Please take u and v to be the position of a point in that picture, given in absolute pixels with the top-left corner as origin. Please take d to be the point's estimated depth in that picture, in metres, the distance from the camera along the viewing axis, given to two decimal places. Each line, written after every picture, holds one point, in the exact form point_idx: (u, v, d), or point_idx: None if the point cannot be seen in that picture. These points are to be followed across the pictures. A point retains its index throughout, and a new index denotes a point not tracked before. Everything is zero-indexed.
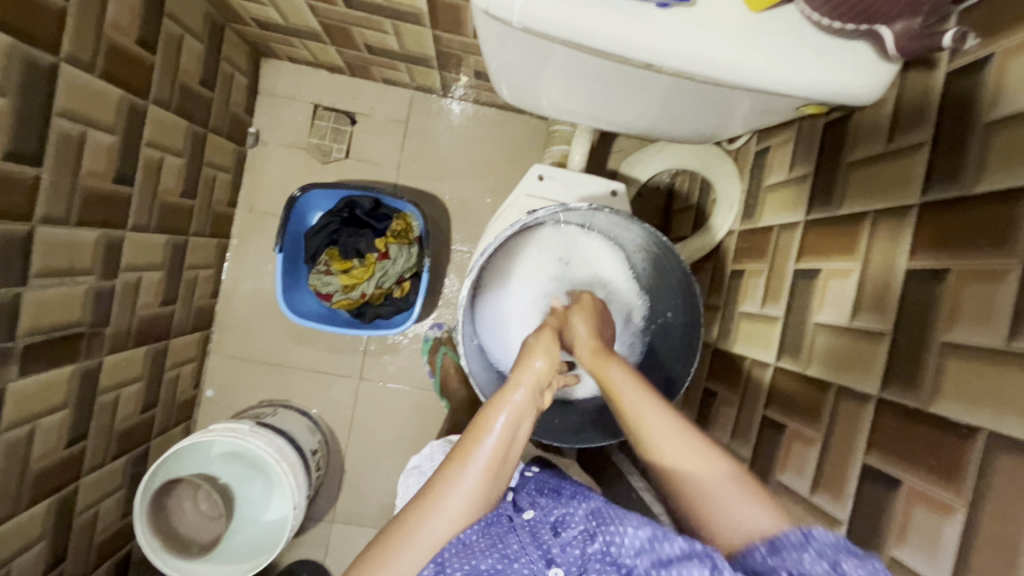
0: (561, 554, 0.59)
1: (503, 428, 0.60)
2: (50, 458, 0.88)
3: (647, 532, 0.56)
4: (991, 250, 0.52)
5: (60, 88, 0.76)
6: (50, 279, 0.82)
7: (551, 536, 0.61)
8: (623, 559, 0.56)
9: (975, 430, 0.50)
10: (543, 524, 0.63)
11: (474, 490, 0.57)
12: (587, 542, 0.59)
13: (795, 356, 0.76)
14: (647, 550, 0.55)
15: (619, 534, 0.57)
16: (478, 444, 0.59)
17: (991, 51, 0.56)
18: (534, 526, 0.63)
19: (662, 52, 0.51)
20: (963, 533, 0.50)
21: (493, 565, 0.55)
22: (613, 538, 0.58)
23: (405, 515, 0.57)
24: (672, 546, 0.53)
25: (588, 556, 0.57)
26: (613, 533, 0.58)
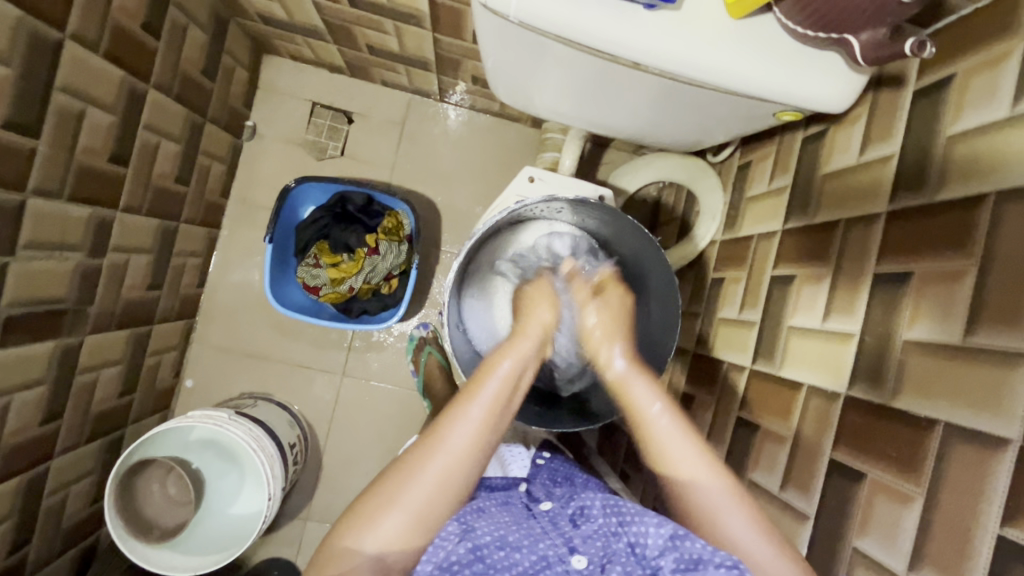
0: (583, 544, 0.59)
1: (507, 374, 0.65)
2: (23, 435, 0.87)
3: (668, 530, 0.56)
4: (951, 252, 0.55)
5: (63, 64, 0.77)
6: (39, 251, 0.83)
7: (571, 527, 0.62)
8: (649, 559, 0.56)
9: (934, 422, 0.52)
10: (563, 517, 0.64)
11: (478, 434, 0.61)
12: (611, 539, 0.59)
13: (769, 358, 0.78)
14: (669, 548, 0.55)
15: (643, 534, 0.57)
16: (483, 399, 0.62)
17: (954, 72, 0.60)
18: (555, 519, 0.63)
19: (650, 51, 0.55)
20: (921, 520, 0.52)
21: (519, 538, 0.57)
22: (637, 538, 0.57)
23: (406, 459, 0.60)
24: (694, 545, 0.54)
25: (613, 551, 0.57)
26: (637, 533, 0.58)
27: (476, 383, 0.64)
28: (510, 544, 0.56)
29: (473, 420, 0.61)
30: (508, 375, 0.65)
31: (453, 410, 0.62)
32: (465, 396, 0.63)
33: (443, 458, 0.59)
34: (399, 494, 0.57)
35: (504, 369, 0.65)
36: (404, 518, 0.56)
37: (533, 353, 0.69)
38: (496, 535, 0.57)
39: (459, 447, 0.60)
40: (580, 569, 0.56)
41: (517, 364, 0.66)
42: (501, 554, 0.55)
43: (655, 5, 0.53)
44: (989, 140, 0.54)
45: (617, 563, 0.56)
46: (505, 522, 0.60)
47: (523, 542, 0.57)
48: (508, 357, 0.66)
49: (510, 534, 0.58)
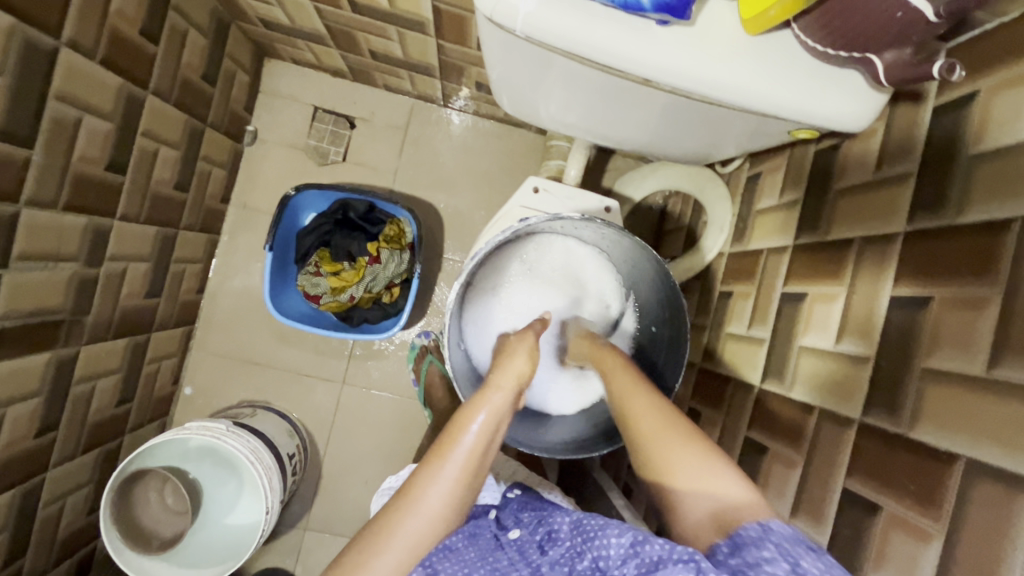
0: (549, 571, 0.58)
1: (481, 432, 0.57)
2: (17, 448, 0.85)
3: (628, 539, 0.53)
4: (974, 279, 0.53)
5: (58, 72, 0.76)
6: (35, 262, 0.81)
7: (538, 554, 0.61)
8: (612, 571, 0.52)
9: (955, 456, 0.50)
10: (531, 544, 0.63)
11: (454, 493, 0.55)
12: (576, 560, 0.57)
13: (779, 378, 0.76)
14: (631, 556, 0.52)
15: (603, 547, 0.55)
16: (460, 453, 0.56)
17: (977, 88, 0.58)
18: (524, 547, 0.63)
19: (661, 68, 0.53)
20: (940, 559, 0.49)
21: None
22: (600, 551, 0.55)
23: (375, 525, 0.54)
24: (654, 547, 0.50)
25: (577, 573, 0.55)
26: (598, 547, 0.55)
27: (451, 433, 0.57)
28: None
29: (450, 477, 0.55)
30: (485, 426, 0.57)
31: (424, 468, 0.55)
32: (438, 453, 0.56)
33: (416, 522, 0.53)
34: (364, 566, 0.51)
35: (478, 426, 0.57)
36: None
37: (510, 406, 0.60)
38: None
39: (433, 509, 0.54)
40: None
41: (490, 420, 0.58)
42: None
43: (667, 21, 0.51)
44: (1017, 161, 0.52)
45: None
46: (470, 558, 0.60)
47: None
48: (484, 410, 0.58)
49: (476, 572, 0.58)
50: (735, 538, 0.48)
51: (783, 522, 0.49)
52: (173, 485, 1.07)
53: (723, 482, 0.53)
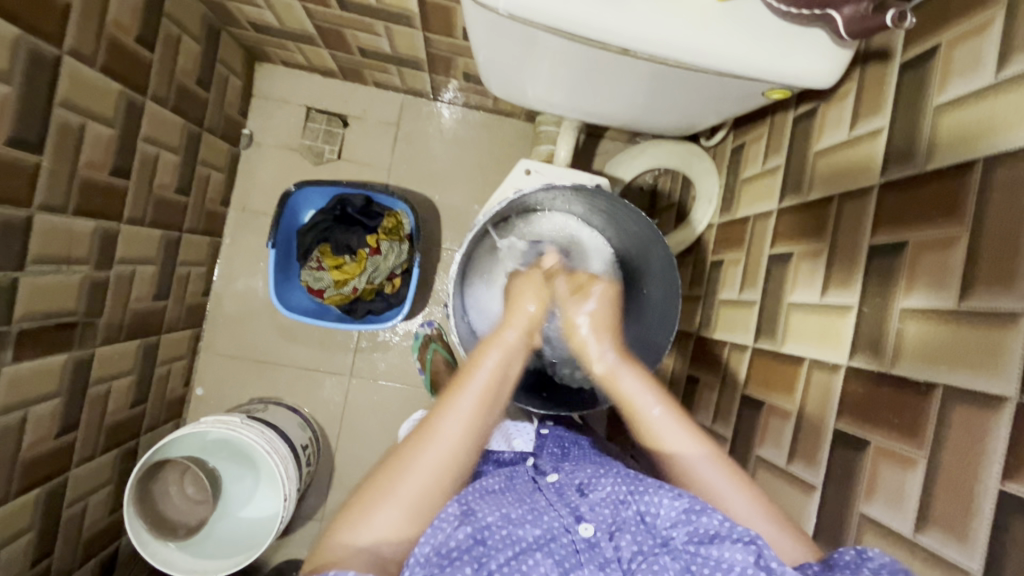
0: (589, 512, 0.60)
1: (490, 372, 0.67)
2: (40, 447, 0.88)
3: (683, 504, 0.57)
4: (943, 220, 0.56)
5: (61, 80, 0.79)
6: (48, 265, 0.84)
7: (578, 497, 0.62)
8: (659, 529, 0.57)
9: (933, 386, 0.53)
10: (570, 486, 0.64)
11: (467, 427, 0.63)
12: (619, 507, 0.59)
13: (771, 335, 0.80)
14: (682, 521, 0.56)
15: (655, 504, 0.58)
16: (473, 389, 0.65)
17: (938, 43, 0.61)
18: (562, 490, 0.64)
19: (638, 36, 0.55)
20: (924, 482, 0.53)
21: (523, 514, 0.58)
22: (648, 507, 0.58)
23: (399, 454, 0.62)
24: (712, 521, 0.55)
25: (622, 518, 0.58)
26: (648, 503, 0.58)
27: (465, 372, 0.67)
28: (512, 522, 0.57)
29: (463, 412, 0.64)
30: (494, 369, 0.67)
31: (443, 403, 0.64)
32: (454, 392, 0.65)
33: (436, 451, 0.61)
34: (391, 489, 0.59)
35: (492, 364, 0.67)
36: (399, 512, 0.58)
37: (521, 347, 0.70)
38: (499, 515, 0.57)
39: (451, 439, 0.62)
40: (588, 537, 0.57)
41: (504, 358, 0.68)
42: (504, 531, 0.55)
43: None
44: (978, 107, 0.55)
45: (626, 532, 0.57)
46: (508, 500, 0.60)
47: (527, 517, 0.57)
48: (494, 351, 0.68)
49: (513, 511, 0.58)
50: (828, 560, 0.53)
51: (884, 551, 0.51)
52: (194, 475, 1.12)
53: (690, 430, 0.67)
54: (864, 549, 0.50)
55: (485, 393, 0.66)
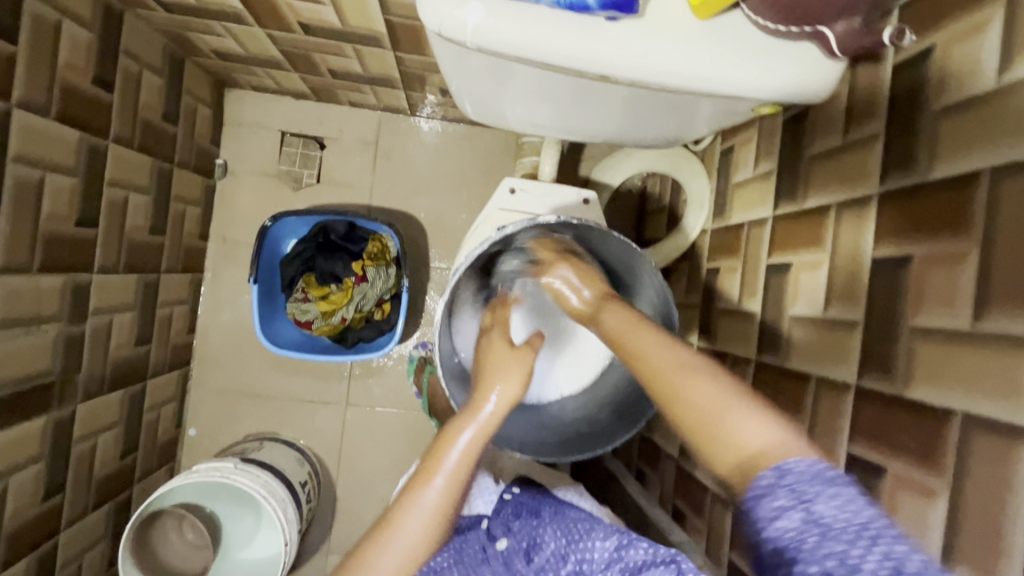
0: None
1: (461, 454, 0.59)
2: (25, 514, 0.85)
3: (614, 543, 0.63)
4: (951, 234, 0.53)
5: (13, 133, 0.74)
6: (16, 327, 0.80)
7: (524, 564, 0.67)
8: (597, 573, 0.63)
9: (950, 412, 0.51)
10: (517, 554, 0.69)
11: (433, 521, 0.57)
12: (559, 564, 0.65)
13: (774, 349, 0.77)
14: (615, 559, 0.62)
15: (589, 551, 0.65)
16: (442, 476, 0.58)
17: (933, 44, 0.58)
18: (509, 559, 0.68)
19: (616, 64, 0.52)
20: (947, 513, 0.50)
21: None
22: (584, 554, 0.65)
23: (361, 551, 0.56)
24: (637, 552, 0.61)
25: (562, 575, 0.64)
26: (583, 550, 0.65)
27: (434, 456, 0.59)
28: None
29: (428, 505, 0.57)
30: (467, 449, 0.60)
31: (408, 495, 0.58)
32: (422, 476, 0.58)
33: (397, 552, 0.55)
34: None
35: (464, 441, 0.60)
36: None
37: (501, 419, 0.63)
38: None
39: (416, 535, 0.56)
40: None
41: (477, 438, 0.60)
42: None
43: (617, 17, 0.51)
44: (980, 113, 0.52)
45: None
46: None
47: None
48: (467, 431, 0.61)
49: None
50: (751, 485, 0.43)
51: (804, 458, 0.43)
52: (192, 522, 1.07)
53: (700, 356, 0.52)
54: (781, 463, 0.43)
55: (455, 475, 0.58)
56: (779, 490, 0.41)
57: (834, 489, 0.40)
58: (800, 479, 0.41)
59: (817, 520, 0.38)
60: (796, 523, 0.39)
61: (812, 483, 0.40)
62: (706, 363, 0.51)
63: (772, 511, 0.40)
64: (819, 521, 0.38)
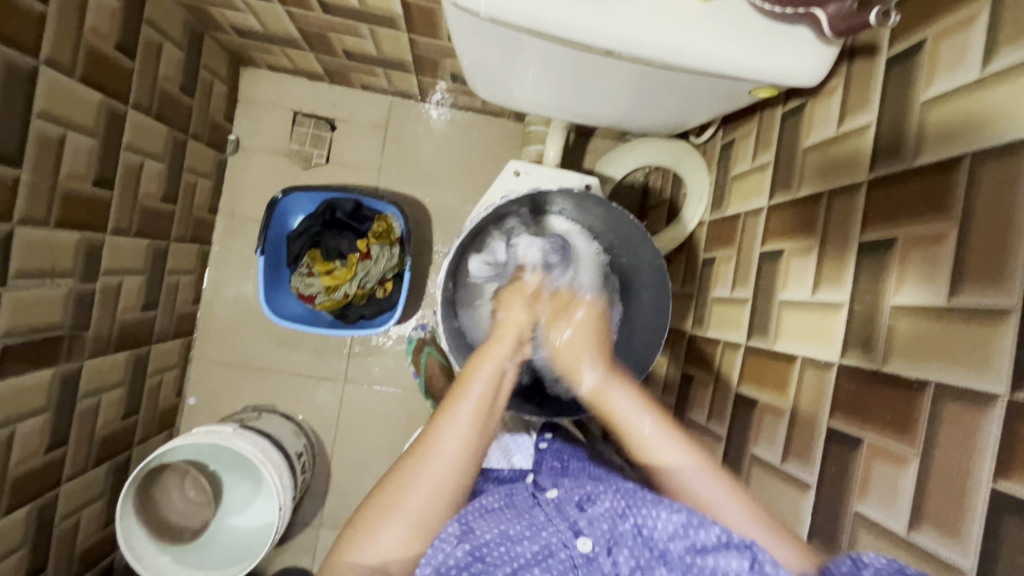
0: (588, 527, 0.59)
1: (488, 386, 0.67)
2: (29, 463, 0.87)
3: (681, 518, 0.57)
4: (932, 216, 0.56)
5: (39, 90, 0.77)
6: (31, 278, 0.83)
7: (577, 511, 0.61)
8: (657, 542, 0.57)
9: (924, 383, 0.53)
10: (569, 502, 0.63)
11: (468, 440, 0.63)
12: (618, 521, 0.59)
13: (764, 334, 0.80)
14: (680, 534, 0.57)
15: (652, 517, 0.58)
16: (473, 403, 0.65)
17: (924, 37, 0.61)
18: (561, 506, 0.63)
19: (621, 39, 0.55)
20: (917, 481, 0.52)
21: (521, 531, 0.58)
22: (645, 520, 0.58)
23: (401, 467, 0.61)
24: (708, 534, 0.56)
25: (619, 533, 0.58)
26: (644, 516, 0.58)
27: (461, 385, 0.67)
28: (511, 538, 0.57)
29: (462, 424, 0.63)
30: (490, 379, 0.67)
31: (441, 419, 0.64)
32: (451, 402, 0.65)
33: (437, 465, 0.61)
34: (398, 500, 0.59)
35: (486, 376, 0.67)
36: (402, 529, 0.58)
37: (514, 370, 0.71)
38: (497, 532, 0.58)
39: (449, 457, 0.62)
40: (585, 553, 0.56)
41: (496, 371, 0.68)
42: (501, 548, 0.56)
43: None
44: (965, 102, 0.54)
45: (624, 546, 0.57)
46: (507, 517, 0.60)
47: (524, 534, 0.58)
48: (487, 363, 0.69)
49: (512, 527, 0.59)
50: (857, 561, 0.50)
51: (879, 554, 0.50)
52: (195, 478, 1.12)
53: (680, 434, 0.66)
54: (859, 555, 0.50)
55: (485, 398, 0.66)
56: (860, 573, 0.49)
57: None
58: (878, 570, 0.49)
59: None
60: None
61: (890, 575, 0.48)
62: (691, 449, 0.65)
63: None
64: None
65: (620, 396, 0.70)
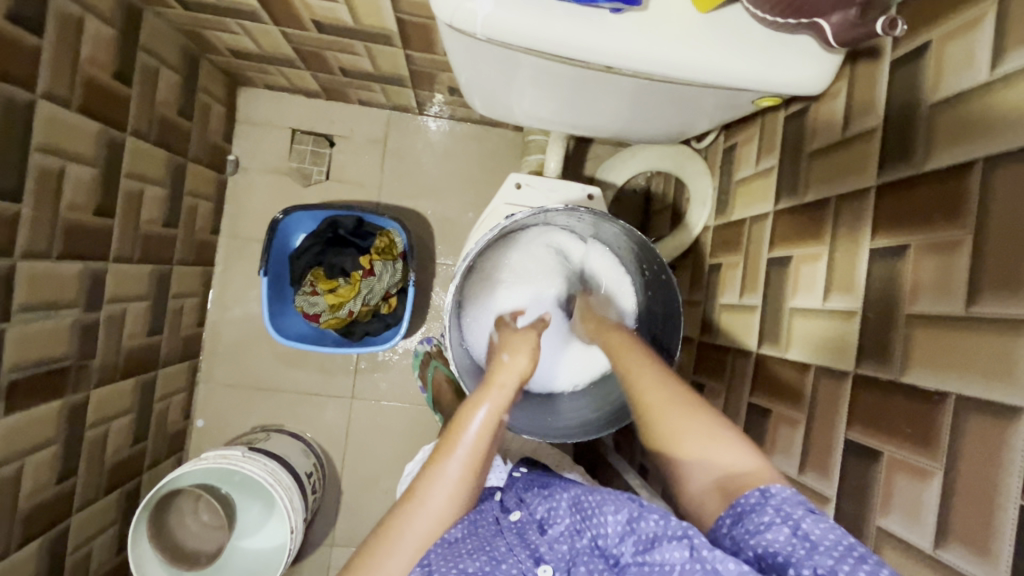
0: (549, 551, 0.58)
1: (481, 427, 0.64)
2: (39, 495, 0.87)
3: (625, 515, 0.56)
4: (946, 222, 0.54)
5: (37, 123, 0.77)
6: (36, 311, 0.83)
7: (538, 535, 0.61)
8: (611, 549, 0.56)
9: (944, 395, 0.52)
10: (530, 524, 0.63)
11: (456, 493, 0.60)
12: (575, 538, 0.59)
13: (775, 342, 0.78)
14: (628, 532, 0.55)
15: (602, 524, 0.57)
16: (463, 449, 0.62)
17: (929, 39, 0.60)
18: (523, 530, 0.62)
19: (621, 55, 0.54)
20: (941, 495, 0.51)
21: (481, 566, 0.54)
22: (599, 529, 0.57)
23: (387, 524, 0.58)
24: (650, 523, 0.54)
25: (577, 551, 0.58)
26: (597, 525, 0.58)
27: (453, 431, 0.63)
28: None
29: (451, 476, 0.60)
30: (485, 422, 0.64)
31: (430, 469, 0.61)
32: (443, 454, 0.62)
33: (423, 520, 0.58)
34: (380, 561, 0.56)
35: (482, 417, 0.64)
36: None
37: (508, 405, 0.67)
38: (456, 572, 0.54)
39: (435, 511, 0.59)
40: None
41: (490, 414, 0.65)
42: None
43: (621, 9, 0.53)
44: (976, 104, 0.53)
45: (581, 564, 0.56)
46: (465, 549, 0.57)
47: (484, 568, 0.54)
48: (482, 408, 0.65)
49: (471, 564, 0.55)
50: (734, 507, 0.52)
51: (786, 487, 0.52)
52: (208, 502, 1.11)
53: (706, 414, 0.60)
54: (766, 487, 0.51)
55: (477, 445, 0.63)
56: (765, 506, 0.50)
57: (815, 513, 0.49)
58: (783, 501, 0.50)
59: (804, 536, 0.47)
60: (784, 534, 0.48)
61: (793, 506, 0.49)
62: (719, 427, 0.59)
63: (761, 526, 0.49)
64: (807, 538, 0.46)
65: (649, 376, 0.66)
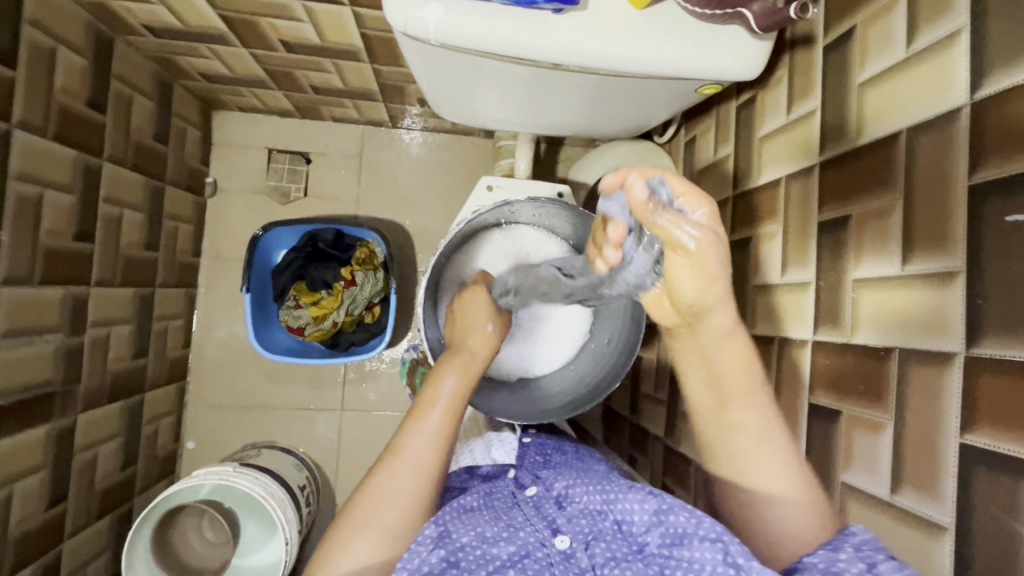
0: (566, 524, 0.62)
1: (452, 390, 0.67)
2: (29, 522, 0.87)
3: (653, 506, 0.59)
4: (880, 191, 0.58)
5: (13, 152, 0.79)
6: (18, 337, 0.84)
7: (556, 509, 0.65)
8: (635, 535, 0.58)
9: (890, 350, 0.55)
10: (548, 500, 0.66)
11: (436, 443, 0.64)
12: (597, 518, 0.61)
13: (741, 319, 0.82)
14: (655, 523, 0.58)
15: (629, 511, 0.60)
16: (438, 407, 0.66)
17: (853, 24, 0.64)
18: (540, 504, 0.66)
19: (566, 53, 0.58)
20: (893, 445, 0.54)
21: (498, 532, 0.59)
22: (623, 515, 0.60)
23: (371, 480, 0.61)
24: (680, 519, 0.56)
25: (599, 529, 0.60)
26: (621, 511, 0.60)
27: (427, 392, 0.68)
28: (488, 540, 0.57)
29: (431, 429, 0.64)
30: (456, 385, 0.68)
31: (410, 422, 0.65)
32: (420, 409, 0.66)
33: (406, 468, 0.62)
34: (366, 515, 0.59)
35: (451, 384, 0.68)
36: (374, 538, 0.58)
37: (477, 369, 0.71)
38: (473, 535, 0.58)
39: (418, 460, 0.62)
40: (564, 548, 0.58)
41: (460, 381, 0.69)
42: (478, 551, 0.56)
43: (561, 9, 0.57)
44: (897, 81, 0.57)
45: (601, 541, 0.58)
46: (483, 519, 0.61)
47: (501, 535, 0.58)
48: (452, 374, 0.69)
49: (489, 530, 0.59)
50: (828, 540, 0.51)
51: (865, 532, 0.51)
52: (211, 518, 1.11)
53: (781, 460, 0.58)
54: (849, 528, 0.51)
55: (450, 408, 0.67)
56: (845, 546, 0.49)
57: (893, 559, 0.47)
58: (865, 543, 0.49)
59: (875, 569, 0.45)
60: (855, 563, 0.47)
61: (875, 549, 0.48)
62: (779, 462, 0.58)
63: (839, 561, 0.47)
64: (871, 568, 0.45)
65: (738, 416, 0.60)
